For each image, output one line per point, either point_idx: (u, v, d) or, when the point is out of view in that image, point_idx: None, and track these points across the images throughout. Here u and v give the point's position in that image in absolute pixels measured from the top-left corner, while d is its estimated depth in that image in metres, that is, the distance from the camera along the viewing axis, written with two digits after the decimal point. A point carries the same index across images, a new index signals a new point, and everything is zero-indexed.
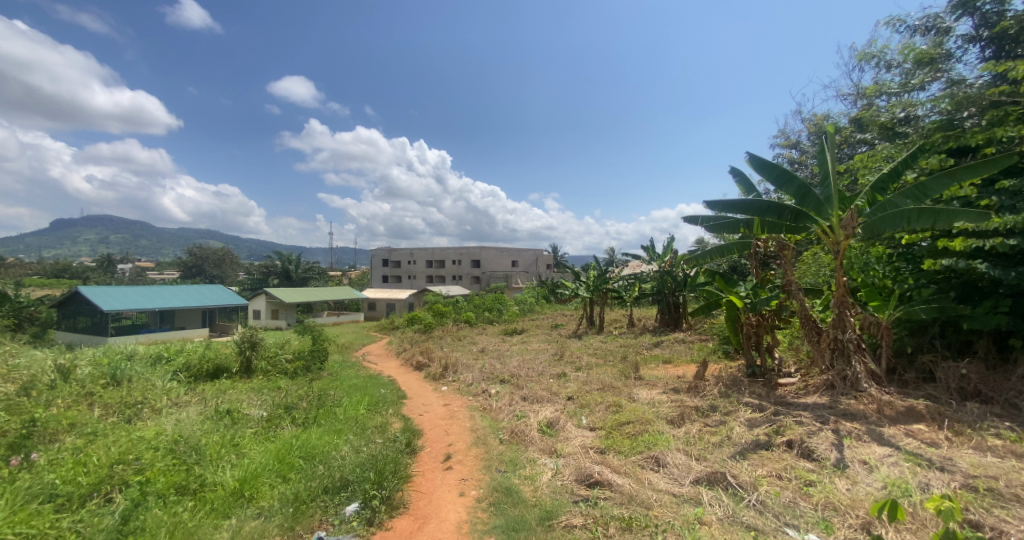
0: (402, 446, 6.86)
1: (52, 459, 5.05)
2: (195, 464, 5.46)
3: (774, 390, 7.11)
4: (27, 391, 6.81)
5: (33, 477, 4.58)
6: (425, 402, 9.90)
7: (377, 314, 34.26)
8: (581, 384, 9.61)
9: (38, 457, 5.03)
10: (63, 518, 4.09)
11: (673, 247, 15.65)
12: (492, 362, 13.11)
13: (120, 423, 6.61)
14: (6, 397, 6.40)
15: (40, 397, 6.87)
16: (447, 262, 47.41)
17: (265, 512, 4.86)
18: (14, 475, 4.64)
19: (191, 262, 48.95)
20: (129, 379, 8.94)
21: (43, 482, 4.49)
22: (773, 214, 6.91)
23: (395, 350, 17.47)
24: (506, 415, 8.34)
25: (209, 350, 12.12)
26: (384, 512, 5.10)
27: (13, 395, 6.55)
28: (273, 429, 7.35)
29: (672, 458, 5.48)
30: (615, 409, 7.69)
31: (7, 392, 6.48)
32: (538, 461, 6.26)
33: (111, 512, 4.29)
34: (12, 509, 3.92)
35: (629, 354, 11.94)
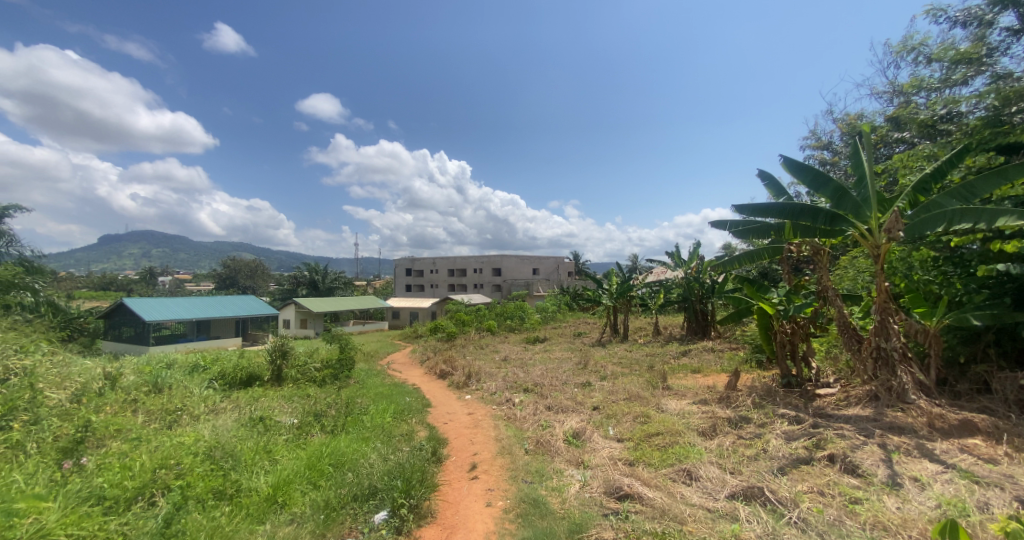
0: (428, 455, 6.86)
1: (99, 463, 5.23)
2: (231, 469, 5.59)
3: (811, 401, 6.85)
4: (77, 398, 7.13)
5: (83, 480, 4.75)
6: (449, 411, 9.93)
7: (401, 322, 34.72)
8: (606, 394, 9.46)
9: (87, 462, 5.21)
10: (110, 520, 4.20)
11: (698, 252, 15.35)
12: (515, 370, 13.04)
13: (161, 430, 6.81)
14: (58, 404, 6.70)
15: (90, 405, 7.18)
16: (469, 270, 47.66)
17: (297, 518, 4.92)
18: (65, 478, 4.82)
19: (225, 274, 50.59)
20: (170, 387, 9.24)
21: (92, 485, 4.65)
22: (807, 218, 6.62)
23: (419, 358, 17.60)
24: (532, 424, 8.27)
25: (242, 359, 12.43)
26: (412, 521, 5.10)
27: (64, 403, 6.83)
28: (304, 436, 7.46)
29: (705, 472, 5.32)
30: (643, 420, 7.52)
31: (60, 399, 6.79)
32: (565, 472, 6.17)
33: (155, 516, 4.42)
34: (65, 511, 4.04)
35: (656, 363, 11.72)
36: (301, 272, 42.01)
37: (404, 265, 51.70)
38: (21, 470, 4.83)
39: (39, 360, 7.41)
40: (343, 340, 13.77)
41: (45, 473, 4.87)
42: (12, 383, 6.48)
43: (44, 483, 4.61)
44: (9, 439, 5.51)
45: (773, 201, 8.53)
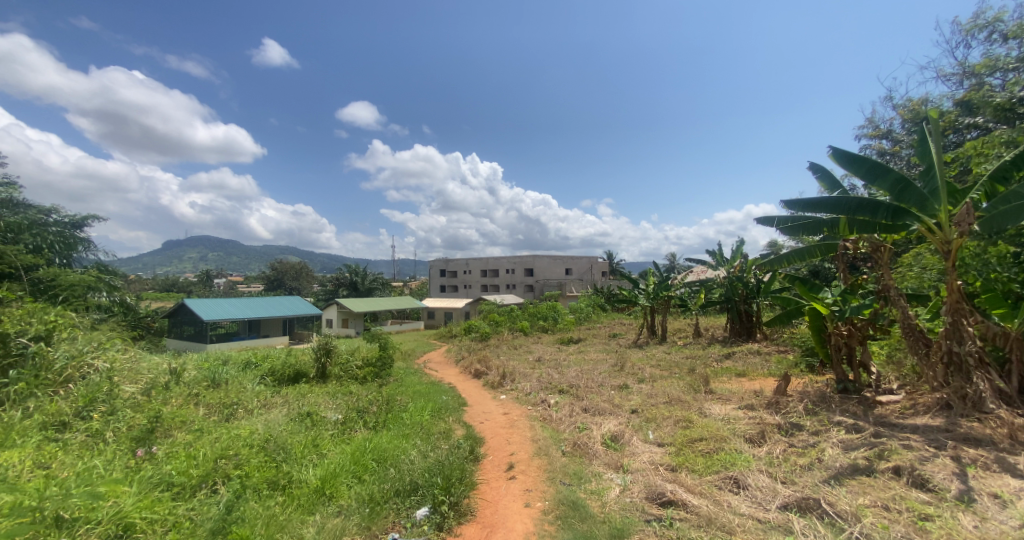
0: (466, 453, 6.90)
1: (167, 452, 5.55)
2: (283, 461, 5.81)
3: (872, 408, 6.46)
4: (147, 392, 7.61)
5: (154, 467, 5.06)
6: (485, 411, 9.96)
7: (436, 322, 35.24)
8: (645, 397, 9.24)
9: (157, 450, 5.54)
10: (179, 506, 4.47)
11: (741, 251, 14.79)
12: (551, 371, 12.95)
13: (220, 422, 7.16)
14: (131, 397, 7.19)
15: (158, 398, 7.66)
16: (502, 270, 47.83)
17: (344, 511, 5.05)
18: (138, 465, 5.14)
19: (272, 276, 52.85)
20: (226, 382, 9.71)
21: (162, 472, 4.94)
22: (866, 212, 6.31)
23: (454, 357, 17.76)
24: (568, 426, 8.18)
25: (290, 356, 12.93)
26: (453, 518, 5.14)
27: (136, 395, 7.31)
28: (348, 431, 7.67)
29: (754, 480, 5.12)
30: (685, 425, 7.31)
31: (132, 392, 7.27)
32: (604, 475, 6.07)
33: (218, 502, 4.67)
34: (140, 495, 4.33)
35: (697, 365, 11.38)
36: (342, 273, 43.35)
37: (438, 266, 52.43)
38: (100, 456, 5.20)
39: (114, 355, 7.96)
40: (383, 339, 14.06)
41: (121, 459, 5.21)
42: (92, 378, 7.04)
43: (120, 468, 4.94)
44: (90, 427, 5.97)
45: (826, 195, 8.12)
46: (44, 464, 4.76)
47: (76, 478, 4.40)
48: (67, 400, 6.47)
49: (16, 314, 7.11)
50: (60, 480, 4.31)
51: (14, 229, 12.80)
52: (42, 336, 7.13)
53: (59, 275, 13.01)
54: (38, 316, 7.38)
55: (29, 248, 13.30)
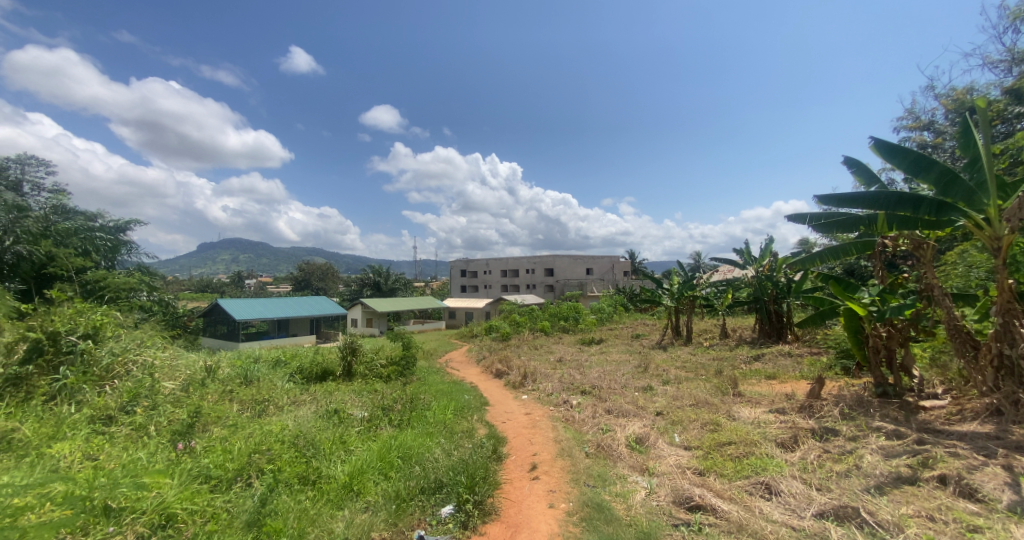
0: (489, 452, 6.89)
1: (205, 446, 5.73)
2: (312, 457, 5.92)
3: (914, 414, 6.19)
4: (185, 388, 7.89)
5: (193, 460, 5.24)
6: (507, 410, 9.94)
7: (457, 322, 35.45)
8: (670, 399, 9.08)
9: (195, 444, 5.72)
10: (216, 498, 4.65)
11: (770, 249, 14.38)
12: (572, 372, 12.83)
13: (253, 418, 7.35)
14: (171, 392, 7.46)
15: (195, 394, 7.92)
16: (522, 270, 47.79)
17: (372, 507, 5.10)
18: (178, 458, 5.33)
19: (299, 277, 54.09)
20: (257, 379, 9.96)
21: (200, 465, 5.11)
22: (907, 208, 6.02)
23: (475, 357, 17.80)
24: (591, 427, 8.09)
25: (317, 354, 13.18)
26: (477, 517, 5.14)
27: (175, 391, 7.58)
28: (373, 429, 7.75)
29: (788, 487, 4.95)
30: (712, 428, 7.14)
31: (172, 388, 7.54)
32: (629, 478, 5.97)
33: (252, 495, 4.82)
34: (181, 487, 4.51)
35: (724, 367, 11.10)
36: (367, 273, 44.03)
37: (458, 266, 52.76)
38: (143, 449, 5.40)
39: (155, 352, 8.26)
40: (406, 338, 14.19)
41: (163, 452, 5.40)
42: (135, 375, 7.35)
43: (162, 461, 5.13)
44: (133, 420, 6.21)
45: (863, 189, 7.82)
46: (93, 456, 4.98)
47: (122, 469, 4.59)
48: (113, 395, 6.76)
49: (68, 313, 7.41)
50: (108, 471, 4.50)
51: (64, 232, 13.44)
52: (91, 333, 7.46)
53: (106, 277, 13.79)
54: (87, 314, 7.73)
55: (78, 250, 13.94)
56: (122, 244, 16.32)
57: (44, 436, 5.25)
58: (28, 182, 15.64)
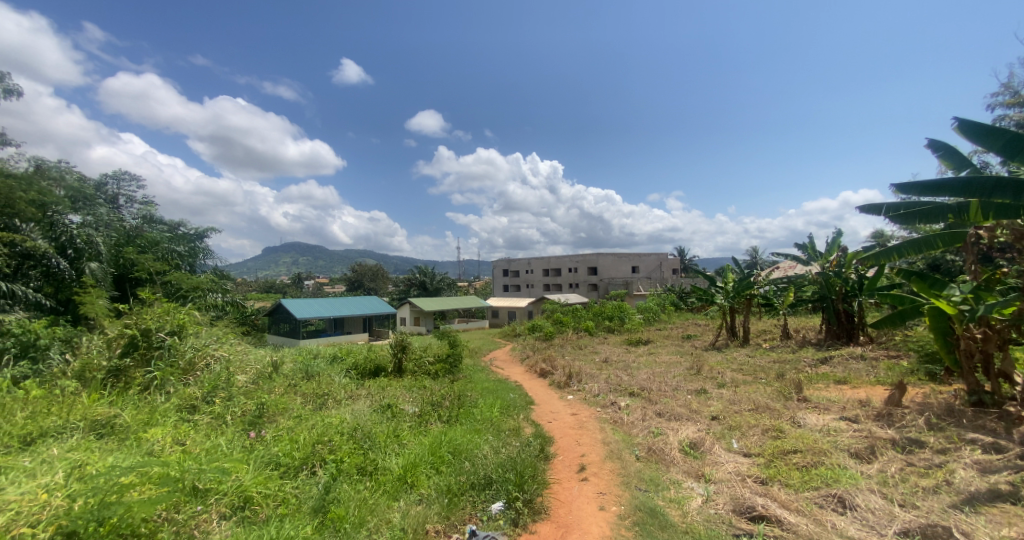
0: (537, 451, 6.86)
1: (274, 435, 6.07)
2: (369, 449, 6.11)
3: (1016, 426, 5.59)
4: (255, 381, 8.40)
5: (264, 448, 5.59)
6: (553, 410, 9.86)
7: (501, 322, 35.63)
8: (727, 403, 8.67)
9: (266, 433, 6.08)
10: (286, 484, 4.98)
11: (838, 244, 13.43)
12: (620, 373, 12.52)
13: (315, 410, 7.70)
14: (242, 384, 7.96)
15: (264, 386, 8.41)
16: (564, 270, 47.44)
17: (425, 499, 5.20)
18: (252, 445, 5.70)
19: (351, 277, 56.35)
20: (317, 374, 10.45)
21: (271, 453, 5.48)
22: (1004, 195, 5.51)
23: (519, 356, 17.83)
24: (641, 430, 7.85)
25: (371, 351, 13.65)
26: (527, 515, 5.11)
27: (247, 383, 8.08)
28: (424, 423, 7.92)
29: (864, 501, 4.61)
30: (775, 435, 6.75)
31: (244, 380, 8.05)
32: (683, 484, 5.75)
33: (317, 483, 5.11)
34: (255, 473, 4.90)
35: (786, 370, 10.48)
36: (414, 274, 45.20)
37: (502, 266, 53.06)
38: (222, 436, 5.80)
39: (228, 347, 8.85)
40: (453, 336, 14.36)
41: (239, 439, 5.78)
42: (214, 368, 7.93)
43: (238, 448, 5.50)
44: (213, 410, 6.68)
45: (950, 174, 7.16)
46: (181, 440, 5.39)
47: (206, 454, 4.96)
48: (196, 386, 7.32)
49: (158, 311, 8.12)
50: (194, 455, 4.87)
51: (149, 240, 14.67)
52: (176, 331, 8.10)
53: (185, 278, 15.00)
54: (173, 313, 8.42)
55: (164, 256, 15.18)
56: (199, 248, 17.66)
57: (140, 421, 5.74)
58: (122, 195, 17.21)
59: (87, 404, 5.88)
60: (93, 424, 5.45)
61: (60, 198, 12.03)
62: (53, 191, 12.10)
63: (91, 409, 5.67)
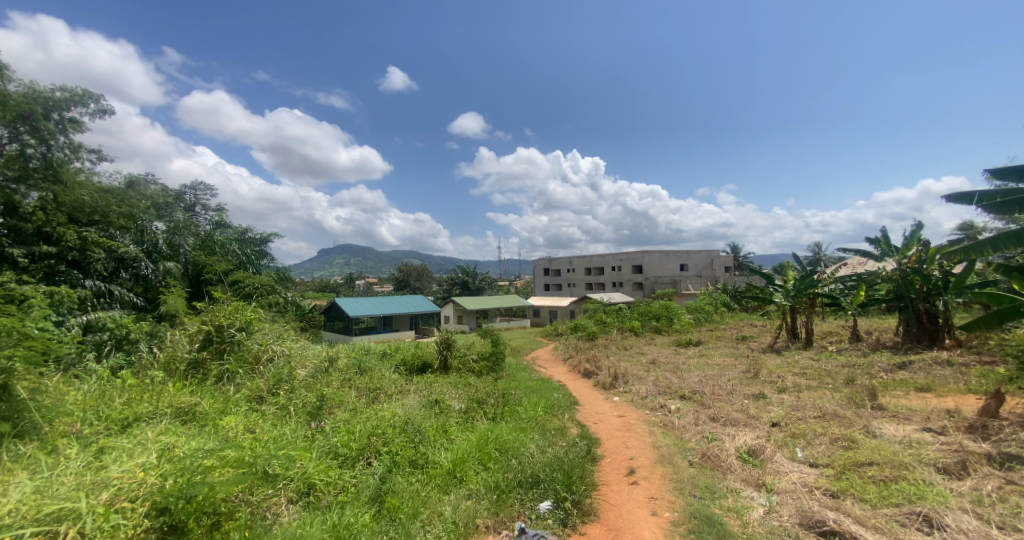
0: (584, 452, 6.71)
1: (332, 426, 6.27)
2: (420, 442, 6.19)
3: None
4: (313, 374, 8.76)
5: (324, 438, 5.79)
6: (599, 411, 9.64)
7: (541, 322, 35.37)
8: (790, 409, 8.13)
9: (325, 424, 6.30)
10: (345, 473, 5.12)
11: (917, 238, 12.31)
12: (669, 375, 12.05)
13: (368, 404, 7.91)
14: (302, 377, 8.32)
15: (321, 379, 8.76)
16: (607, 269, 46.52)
17: (474, 494, 5.19)
18: (313, 435, 5.92)
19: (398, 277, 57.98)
20: (368, 369, 10.77)
21: (330, 443, 5.66)
22: None
23: (562, 355, 17.61)
24: (694, 435, 7.50)
25: (418, 348, 13.93)
26: (577, 516, 4.98)
27: (306, 376, 8.43)
28: (471, 420, 7.95)
29: (955, 522, 4.17)
30: (845, 445, 6.25)
31: (303, 374, 8.41)
32: (742, 493, 5.43)
33: (373, 473, 5.23)
34: (317, 462, 5.08)
35: (857, 375, 9.70)
36: (458, 273, 45.85)
37: (545, 265, 52.83)
38: (287, 425, 6.07)
39: (290, 343, 9.28)
40: (495, 333, 14.41)
41: (301, 429, 6.03)
42: (277, 362, 8.33)
43: (301, 437, 5.73)
44: (278, 401, 7.01)
45: None
46: (252, 428, 5.68)
47: (274, 442, 5.20)
48: (262, 378, 7.72)
49: (230, 309, 8.66)
50: (263, 443, 5.11)
51: (218, 243, 15.67)
52: (245, 327, 8.60)
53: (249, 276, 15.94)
54: (242, 310, 8.94)
55: (233, 259, 16.15)
56: (261, 248, 18.72)
57: (217, 410, 6.10)
58: (199, 203, 18.52)
59: (172, 392, 6.34)
60: (178, 411, 5.84)
61: (145, 207, 13.12)
62: (139, 201, 13.22)
63: (174, 398, 6.09)
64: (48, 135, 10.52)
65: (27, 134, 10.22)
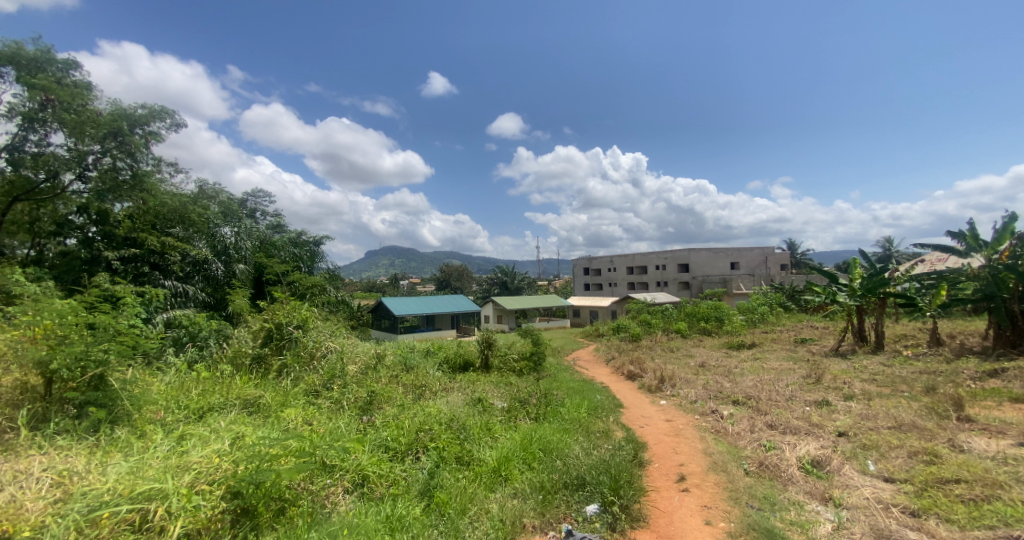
0: (631, 456, 6.54)
1: (382, 420, 6.46)
2: (465, 439, 6.25)
3: None
4: (363, 370, 9.06)
5: (375, 432, 5.95)
6: (645, 415, 9.39)
7: (579, 322, 34.86)
8: (859, 418, 7.58)
9: (375, 419, 6.49)
10: (395, 466, 5.24)
11: (1010, 231, 11.24)
12: (720, 379, 11.56)
13: (415, 400, 8.07)
14: (354, 372, 8.64)
15: (371, 375, 9.05)
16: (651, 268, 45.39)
17: (520, 494, 5.18)
18: (365, 429, 6.11)
19: (440, 277, 59.07)
20: (413, 366, 11.02)
21: (380, 437, 5.82)
22: None
23: (604, 357, 17.32)
24: (750, 442, 7.14)
25: (461, 346, 14.13)
26: (625, 520, 4.84)
27: (357, 371, 8.74)
28: (513, 419, 7.96)
29: None
30: (926, 460, 5.75)
31: (354, 369, 8.72)
32: (807, 506, 5.11)
33: (422, 468, 5.32)
34: (370, 455, 5.23)
35: (937, 383, 8.91)
36: (499, 274, 46.16)
37: (585, 264, 52.20)
38: (341, 419, 6.30)
39: (341, 340, 9.64)
40: (534, 333, 14.34)
41: (353, 423, 6.24)
42: (330, 357, 8.69)
43: (353, 430, 5.93)
44: (332, 395, 7.30)
45: None
46: (310, 420, 5.93)
47: (330, 434, 5.40)
48: (317, 373, 8.09)
49: (289, 307, 9.15)
50: (321, 434, 5.32)
51: (276, 245, 16.55)
52: (301, 325, 9.03)
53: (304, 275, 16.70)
54: (299, 309, 9.39)
55: (288, 259, 17.00)
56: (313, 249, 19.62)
57: (278, 402, 6.44)
58: (258, 209, 19.65)
59: (239, 385, 6.74)
60: (245, 402, 6.20)
61: (214, 212, 14.08)
62: (208, 206, 14.21)
63: (241, 390, 6.46)
64: (133, 149, 11.45)
65: (115, 149, 11.21)
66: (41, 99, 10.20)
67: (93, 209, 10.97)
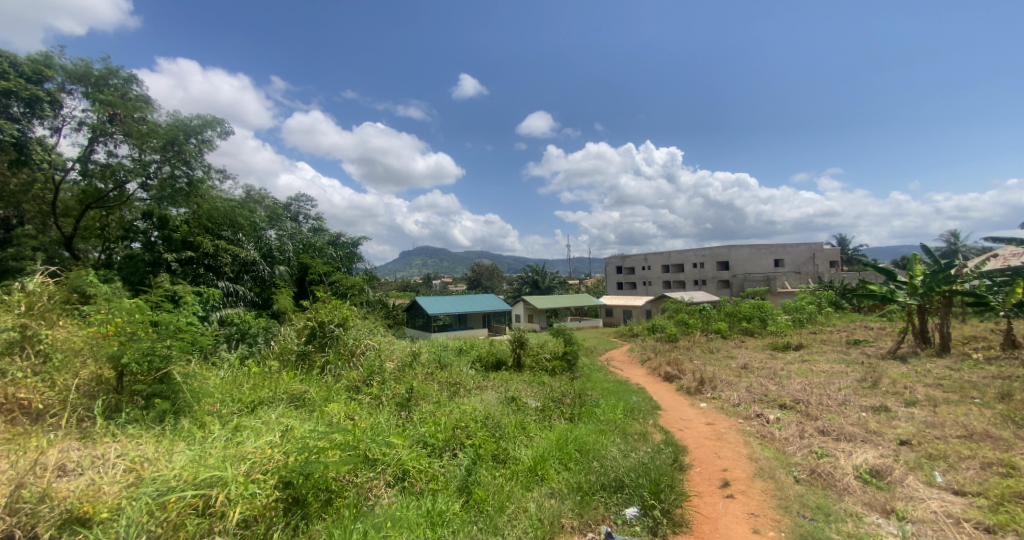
0: (671, 459, 6.36)
1: (420, 417, 6.56)
2: (501, 437, 6.26)
3: None
4: (400, 368, 9.24)
5: (414, 428, 6.05)
6: (683, 417, 9.12)
7: (614, 322, 34.15)
8: (923, 426, 7.09)
9: (412, 415, 6.60)
10: (433, 461, 5.30)
11: None
12: (765, 382, 11.07)
13: (450, 398, 8.15)
14: (391, 369, 8.81)
15: (408, 373, 9.20)
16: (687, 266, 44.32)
17: (556, 494, 5.13)
18: (403, 424, 6.21)
19: (473, 277, 59.52)
20: (447, 364, 11.14)
21: (419, 433, 5.91)
22: None
23: (639, 357, 16.96)
24: (800, 449, 6.79)
25: (494, 345, 14.18)
26: (667, 525, 4.72)
27: (394, 369, 8.90)
28: (547, 418, 7.92)
29: None
30: (1002, 473, 5.31)
31: (391, 367, 8.90)
32: (866, 518, 4.82)
33: (459, 464, 5.36)
34: (409, 450, 5.31)
35: (1012, 390, 8.22)
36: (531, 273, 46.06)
37: (619, 263, 51.41)
38: (380, 414, 6.43)
39: (379, 338, 9.85)
40: (567, 332, 14.17)
41: (392, 418, 6.36)
42: (369, 355, 8.91)
43: (392, 425, 6.04)
44: (371, 391, 7.47)
45: None
46: (352, 415, 6.08)
47: (371, 429, 5.52)
48: (356, 370, 8.31)
49: (330, 307, 9.45)
50: (362, 429, 5.45)
51: (317, 247, 17.11)
52: (342, 323, 9.29)
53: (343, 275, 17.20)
54: (339, 308, 9.68)
55: (328, 260, 17.54)
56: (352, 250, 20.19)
57: (322, 397, 6.65)
58: (301, 212, 20.41)
59: (286, 380, 7.00)
60: (291, 397, 6.44)
61: (260, 215, 14.74)
62: (255, 210, 14.87)
63: (288, 385, 6.71)
64: (188, 157, 12.11)
65: (174, 158, 11.90)
66: (109, 114, 10.93)
67: (155, 214, 11.68)
